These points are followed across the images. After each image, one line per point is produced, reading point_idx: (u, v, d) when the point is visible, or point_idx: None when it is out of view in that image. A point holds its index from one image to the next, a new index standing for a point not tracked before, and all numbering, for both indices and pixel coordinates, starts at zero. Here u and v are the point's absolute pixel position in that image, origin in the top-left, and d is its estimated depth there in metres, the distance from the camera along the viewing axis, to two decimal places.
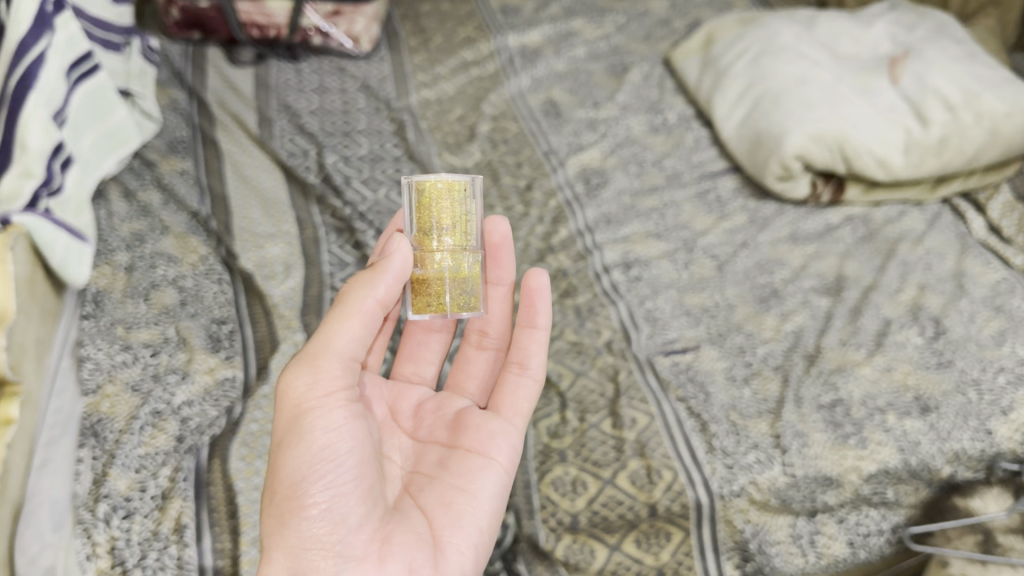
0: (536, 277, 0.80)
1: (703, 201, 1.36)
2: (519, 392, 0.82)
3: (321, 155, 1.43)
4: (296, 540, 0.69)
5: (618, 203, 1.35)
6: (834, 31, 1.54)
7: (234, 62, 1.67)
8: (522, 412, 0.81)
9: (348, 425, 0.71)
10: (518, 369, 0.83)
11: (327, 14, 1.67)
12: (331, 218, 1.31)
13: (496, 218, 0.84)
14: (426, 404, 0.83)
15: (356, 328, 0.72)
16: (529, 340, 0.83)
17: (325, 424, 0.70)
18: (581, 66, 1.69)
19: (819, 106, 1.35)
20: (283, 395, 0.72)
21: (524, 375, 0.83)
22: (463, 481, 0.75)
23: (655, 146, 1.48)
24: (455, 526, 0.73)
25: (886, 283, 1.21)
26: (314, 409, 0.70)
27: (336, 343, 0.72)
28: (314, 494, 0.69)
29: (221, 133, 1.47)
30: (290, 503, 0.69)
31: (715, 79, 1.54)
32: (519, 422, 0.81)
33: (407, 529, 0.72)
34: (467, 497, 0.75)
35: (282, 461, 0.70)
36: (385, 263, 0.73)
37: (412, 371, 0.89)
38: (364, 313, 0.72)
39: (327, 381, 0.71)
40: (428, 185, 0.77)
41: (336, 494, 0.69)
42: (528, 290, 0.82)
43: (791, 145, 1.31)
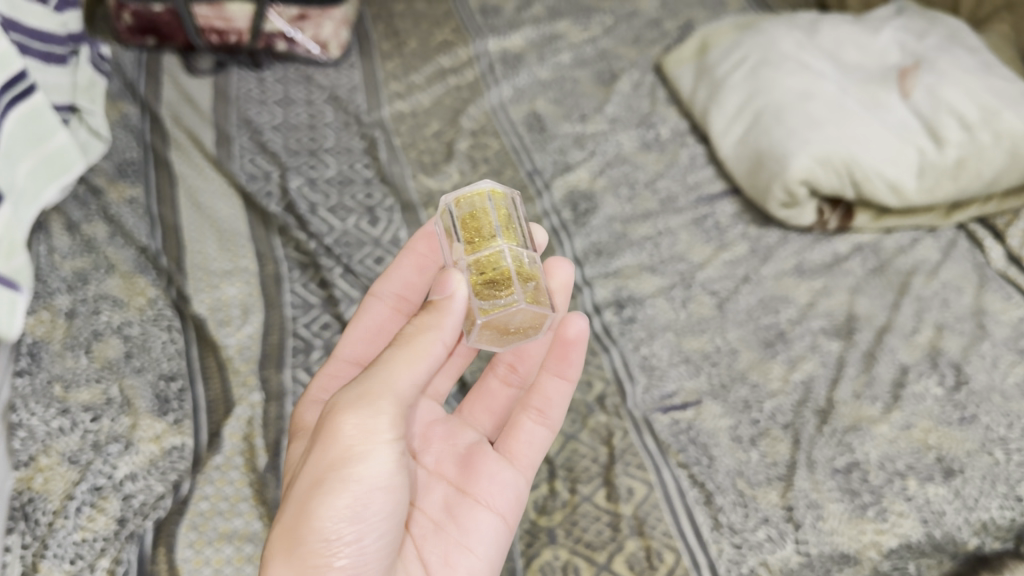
0: (573, 326, 0.78)
1: (701, 230, 1.26)
2: (532, 436, 0.83)
3: (285, 177, 1.31)
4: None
5: (609, 232, 1.25)
6: (838, 37, 1.42)
7: (192, 70, 1.54)
8: (532, 460, 0.83)
9: (394, 477, 0.64)
10: (536, 415, 0.84)
11: (292, 18, 1.55)
12: (295, 252, 1.19)
13: (574, 318, 0.78)
14: (434, 428, 0.82)
15: (423, 370, 0.64)
16: (554, 388, 0.83)
17: (371, 480, 0.63)
18: (566, 74, 1.57)
19: (824, 124, 1.24)
20: (333, 433, 0.62)
21: (541, 423, 0.84)
22: (469, 538, 0.75)
23: (648, 166, 1.37)
24: None
25: (900, 323, 1.11)
26: (370, 459, 0.62)
27: (400, 382, 0.63)
28: (342, 557, 0.62)
29: (176, 153, 1.34)
30: (306, 561, 0.61)
31: (711, 90, 1.42)
32: (529, 473, 0.82)
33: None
34: (470, 558, 0.74)
35: (312, 509, 0.62)
36: (447, 302, 0.65)
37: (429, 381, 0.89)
38: (433, 356, 0.64)
39: (382, 429, 0.62)
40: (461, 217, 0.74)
41: (362, 559, 0.64)
42: (564, 339, 0.80)
43: (796, 169, 1.20)
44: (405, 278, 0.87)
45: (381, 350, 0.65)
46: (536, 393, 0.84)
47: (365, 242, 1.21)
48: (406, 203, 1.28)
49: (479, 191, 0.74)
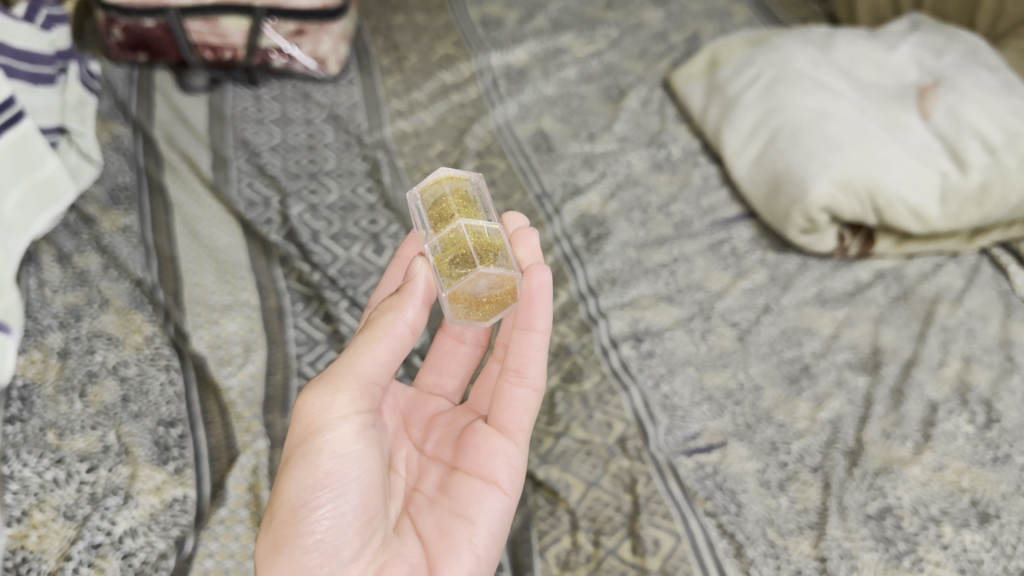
0: (536, 275, 0.76)
1: (717, 256, 1.22)
2: (518, 403, 0.78)
3: (285, 203, 1.26)
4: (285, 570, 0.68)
5: (623, 259, 1.21)
6: (853, 54, 1.39)
7: (186, 87, 1.49)
8: (524, 427, 0.79)
9: (360, 448, 0.69)
10: (515, 378, 0.78)
11: (289, 33, 1.49)
12: (297, 283, 1.14)
13: (536, 267, 0.76)
14: (438, 419, 0.85)
15: (385, 350, 0.71)
16: (526, 344, 0.77)
17: (336, 450, 0.68)
18: (572, 90, 1.53)
19: (844, 147, 1.20)
20: (299, 413, 0.69)
21: (522, 385, 0.78)
22: (467, 509, 0.74)
23: (660, 188, 1.33)
24: (452, 556, 0.72)
25: (927, 355, 1.08)
26: (328, 432, 0.68)
27: (361, 366, 0.70)
28: (312, 523, 0.67)
29: (170, 177, 1.29)
30: (282, 532, 0.68)
31: (723, 109, 1.38)
32: (522, 439, 0.79)
33: (402, 560, 0.72)
34: (469, 526, 0.74)
35: (284, 483, 0.69)
36: (409, 286, 0.72)
37: (435, 382, 0.91)
38: (396, 335, 0.71)
39: (339, 402, 0.69)
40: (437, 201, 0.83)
41: (334, 524, 0.68)
42: (526, 291, 0.76)
43: (817, 196, 1.16)
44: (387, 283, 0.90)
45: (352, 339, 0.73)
46: (511, 357, 0.78)
47: (371, 272, 1.17)
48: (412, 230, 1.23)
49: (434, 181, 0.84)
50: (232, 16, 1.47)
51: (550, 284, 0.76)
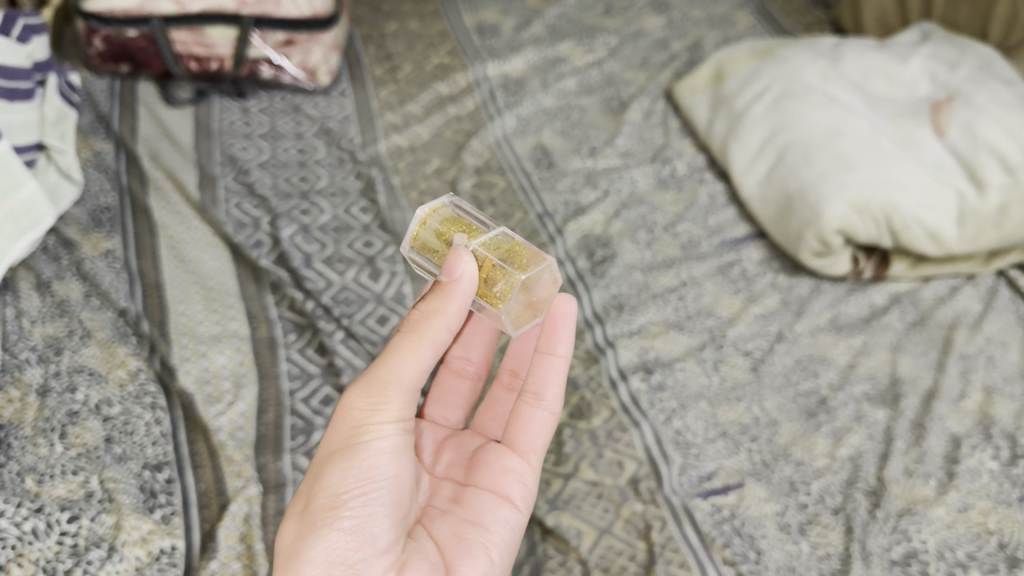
0: (564, 303, 0.81)
1: (727, 280, 1.17)
2: (534, 425, 0.82)
3: (275, 224, 1.20)
4: (316, 552, 0.66)
5: (629, 283, 1.16)
6: (864, 66, 1.34)
7: (171, 100, 1.43)
8: (539, 446, 0.82)
9: (400, 451, 0.70)
10: (534, 400, 0.82)
11: (278, 44, 1.43)
12: (289, 311, 1.08)
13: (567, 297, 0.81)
14: (447, 443, 0.85)
15: (427, 356, 0.71)
16: (547, 368, 0.82)
17: (382, 448, 0.69)
18: (572, 101, 1.48)
19: (858, 167, 1.16)
20: (343, 414, 0.70)
21: (540, 408, 0.82)
22: (480, 516, 0.75)
23: (666, 206, 1.28)
24: (470, 556, 0.73)
25: (947, 386, 1.03)
26: (377, 432, 0.69)
27: (406, 373, 0.70)
28: (352, 509, 0.67)
29: (155, 198, 1.23)
30: (316, 517, 0.67)
31: (730, 123, 1.34)
32: (534, 460, 0.81)
33: (425, 558, 0.71)
34: (484, 532, 0.75)
35: (325, 470, 0.69)
36: (451, 285, 0.71)
37: (440, 415, 0.89)
38: (436, 342, 0.71)
39: (388, 406, 0.70)
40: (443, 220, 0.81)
41: (370, 512, 0.67)
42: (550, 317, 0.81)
43: (833, 218, 1.12)
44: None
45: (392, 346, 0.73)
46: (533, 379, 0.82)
47: (367, 299, 1.11)
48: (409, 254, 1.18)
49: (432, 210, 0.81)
50: (218, 26, 1.41)
51: (574, 312, 0.81)
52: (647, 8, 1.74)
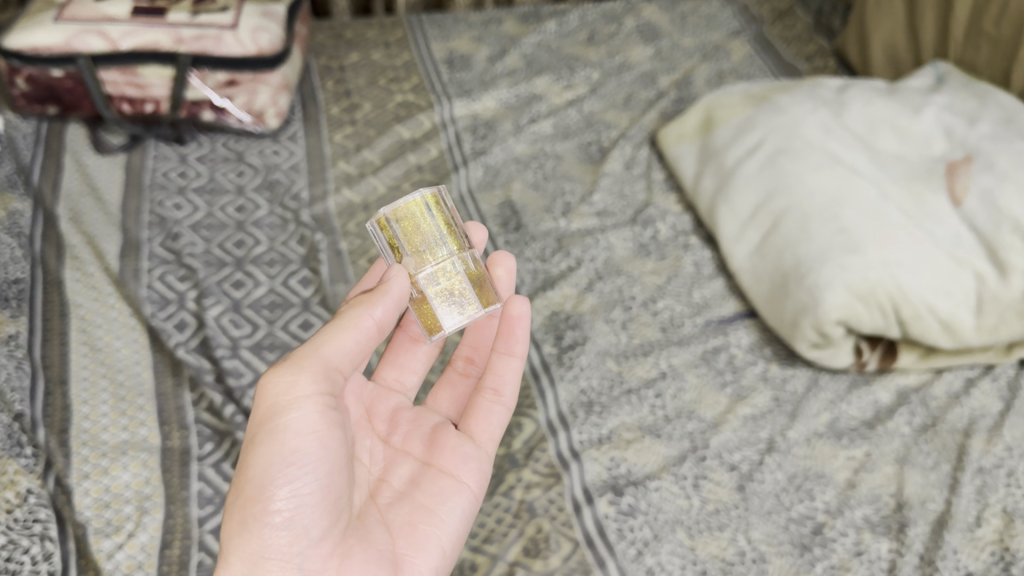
0: (517, 305, 0.77)
1: (713, 371, 1.03)
2: (492, 418, 0.80)
3: (203, 301, 1.06)
4: (253, 548, 0.64)
5: (601, 374, 1.02)
6: (870, 120, 1.20)
7: (99, 146, 1.28)
8: (493, 439, 0.79)
9: (326, 427, 0.66)
10: (492, 396, 0.80)
11: (220, 84, 1.29)
12: (209, 415, 0.95)
13: (518, 298, 0.78)
14: (404, 413, 0.80)
15: (351, 341, 0.68)
16: (504, 366, 0.80)
17: (302, 430, 0.65)
18: (547, 148, 1.35)
19: (863, 245, 1.02)
20: (261, 394, 0.66)
21: (498, 403, 0.80)
22: (433, 503, 0.72)
23: (646, 277, 1.14)
24: (420, 547, 0.70)
25: (962, 511, 0.89)
26: (294, 410, 0.64)
27: (328, 350, 0.67)
28: (278, 500, 0.63)
29: (70, 269, 1.09)
30: (249, 511, 0.64)
31: (719, 181, 1.20)
32: (490, 449, 0.79)
33: (371, 546, 0.67)
34: (435, 519, 0.72)
35: (249, 459, 0.65)
36: (383, 288, 0.70)
37: (394, 378, 0.85)
38: (362, 329, 0.69)
39: (307, 384, 0.65)
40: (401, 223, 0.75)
41: (301, 503, 0.64)
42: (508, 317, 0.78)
43: (833, 308, 0.98)
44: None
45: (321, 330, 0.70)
46: (492, 373, 0.81)
47: None
48: None
49: (413, 204, 0.74)
50: (152, 65, 1.27)
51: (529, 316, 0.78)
52: (634, 37, 1.60)
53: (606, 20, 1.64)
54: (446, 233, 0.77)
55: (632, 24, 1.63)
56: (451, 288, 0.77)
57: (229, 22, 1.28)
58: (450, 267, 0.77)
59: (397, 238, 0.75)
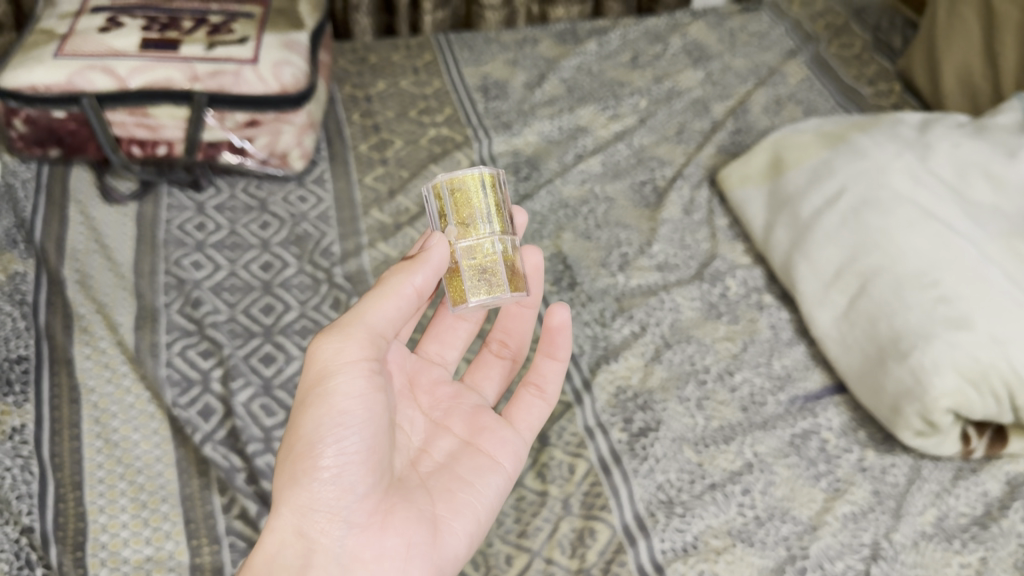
0: (558, 314, 0.74)
1: (805, 461, 0.92)
2: (530, 410, 0.76)
3: (229, 381, 0.95)
4: (301, 502, 0.62)
5: (680, 464, 0.91)
6: (959, 163, 1.08)
7: (107, 195, 1.17)
8: (532, 430, 0.76)
9: (371, 392, 0.63)
10: (531, 389, 0.77)
11: (240, 125, 1.17)
12: (242, 522, 0.84)
13: (558, 306, 0.74)
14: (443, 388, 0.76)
15: (394, 308, 0.64)
16: (541, 364, 0.77)
17: (349, 394, 0.62)
18: (597, 190, 1.24)
19: (969, 322, 0.91)
20: (309, 358, 0.63)
21: (536, 395, 0.77)
22: (469, 473, 0.69)
23: (718, 344, 1.03)
24: (458, 512, 0.67)
25: None
26: (342, 373, 0.62)
27: (372, 316, 0.64)
28: (328, 455, 0.62)
29: (79, 344, 0.98)
30: (298, 465, 0.62)
31: (795, 236, 1.09)
32: (527, 435, 0.75)
33: (413, 506, 0.65)
34: (470, 488, 0.68)
35: (298, 418, 0.63)
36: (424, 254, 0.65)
37: (435, 352, 0.80)
38: (403, 296, 0.65)
39: (354, 349, 0.63)
40: (453, 187, 0.68)
41: (348, 461, 0.62)
42: (547, 327, 0.75)
43: (942, 394, 0.87)
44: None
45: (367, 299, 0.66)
46: (532, 369, 0.77)
47: None
48: None
49: (471, 175, 0.68)
50: (165, 105, 1.15)
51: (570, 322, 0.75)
52: (681, 59, 1.49)
53: (649, 39, 1.53)
54: (497, 219, 0.70)
55: (678, 44, 1.51)
56: (485, 267, 0.70)
57: (249, 56, 1.17)
58: (490, 251, 0.70)
59: (447, 203, 0.69)
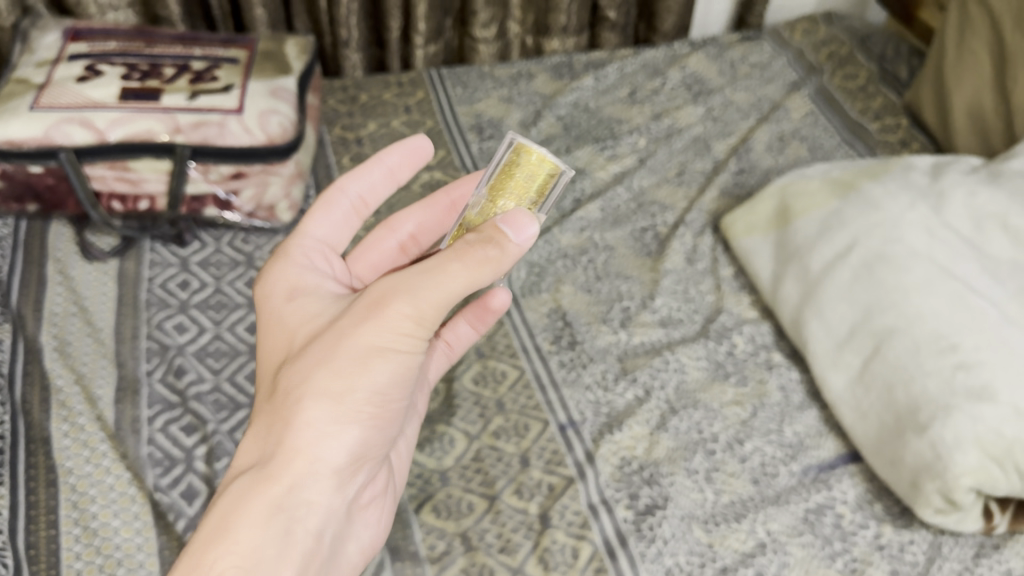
0: (499, 297, 0.77)
1: (820, 539, 0.88)
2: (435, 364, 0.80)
3: (214, 460, 0.91)
4: (340, 445, 0.60)
5: (689, 546, 0.86)
6: (974, 212, 1.03)
7: (88, 252, 1.12)
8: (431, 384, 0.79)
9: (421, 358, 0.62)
10: (444, 349, 0.80)
11: (224, 177, 1.13)
12: None
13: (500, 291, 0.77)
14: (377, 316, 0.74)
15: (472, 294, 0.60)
16: (453, 330, 0.80)
17: (410, 362, 0.61)
18: (597, 238, 1.19)
19: (991, 394, 0.86)
20: (381, 315, 0.58)
21: (447, 353, 0.80)
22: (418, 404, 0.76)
23: (727, 409, 0.99)
24: (408, 439, 0.74)
25: None
26: (415, 345, 0.60)
27: (458, 296, 0.59)
28: (376, 408, 0.61)
29: (57, 419, 0.93)
30: (353, 409, 0.59)
31: (805, 292, 1.05)
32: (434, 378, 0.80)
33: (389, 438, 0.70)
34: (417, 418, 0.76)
35: (358, 370, 0.59)
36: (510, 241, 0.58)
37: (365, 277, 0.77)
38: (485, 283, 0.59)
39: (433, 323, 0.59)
40: (540, 168, 0.64)
41: (388, 414, 0.62)
42: (484, 304, 0.78)
43: (964, 472, 0.83)
44: (428, 224, 0.79)
45: (437, 253, 0.59)
46: (449, 329, 0.80)
47: None
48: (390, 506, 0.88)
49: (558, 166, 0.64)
50: (145, 158, 1.10)
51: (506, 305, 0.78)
52: (681, 93, 1.44)
53: (648, 73, 1.48)
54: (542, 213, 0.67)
55: (677, 77, 1.47)
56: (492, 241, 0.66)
57: (233, 106, 1.13)
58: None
59: (522, 172, 0.64)
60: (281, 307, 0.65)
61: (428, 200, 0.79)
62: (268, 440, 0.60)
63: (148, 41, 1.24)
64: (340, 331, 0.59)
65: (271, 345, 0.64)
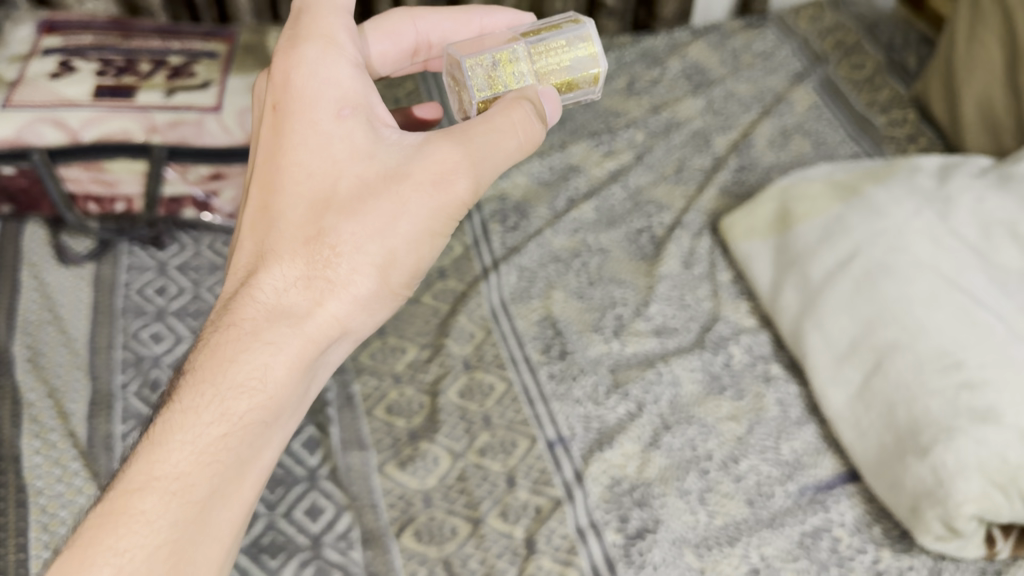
0: None
1: (816, 564, 0.84)
2: None
3: None
4: (366, 322, 0.59)
5: (680, 571, 0.83)
6: (984, 219, 0.98)
7: (64, 257, 1.08)
8: None
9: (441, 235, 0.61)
10: None
11: (203, 178, 1.09)
12: None
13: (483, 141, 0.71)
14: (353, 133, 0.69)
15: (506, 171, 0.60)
16: None
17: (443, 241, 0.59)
18: (590, 240, 1.15)
19: (997, 417, 0.83)
20: (448, 187, 0.56)
21: None
22: None
23: (722, 424, 0.96)
24: None
25: None
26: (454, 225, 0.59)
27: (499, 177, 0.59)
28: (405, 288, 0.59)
29: (28, 435, 0.90)
30: (390, 289, 0.58)
31: (805, 301, 1.01)
32: None
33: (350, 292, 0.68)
34: None
35: (413, 247, 0.57)
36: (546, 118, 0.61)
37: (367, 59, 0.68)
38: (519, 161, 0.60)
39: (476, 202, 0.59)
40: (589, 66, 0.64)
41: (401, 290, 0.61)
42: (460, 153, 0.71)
43: (967, 499, 0.80)
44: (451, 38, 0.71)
45: (492, 118, 0.57)
46: None
47: None
48: (370, 529, 0.86)
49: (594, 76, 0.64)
50: (120, 159, 1.06)
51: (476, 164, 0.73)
52: (681, 85, 1.40)
53: (647, 62, 1.44)
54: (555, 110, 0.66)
55: (677, 67, 1.43)
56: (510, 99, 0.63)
57: (211, 103, 1.09)
58: (518, 81, 0.63)
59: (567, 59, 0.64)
60: (324, 122, 0.58)
61: (459, 14, 0.70)
62: (307, 295, 0.56)
63: (125, 32, 1.20)
64: (399, 201, 0.56)
65: (298, 165, 0.57)
